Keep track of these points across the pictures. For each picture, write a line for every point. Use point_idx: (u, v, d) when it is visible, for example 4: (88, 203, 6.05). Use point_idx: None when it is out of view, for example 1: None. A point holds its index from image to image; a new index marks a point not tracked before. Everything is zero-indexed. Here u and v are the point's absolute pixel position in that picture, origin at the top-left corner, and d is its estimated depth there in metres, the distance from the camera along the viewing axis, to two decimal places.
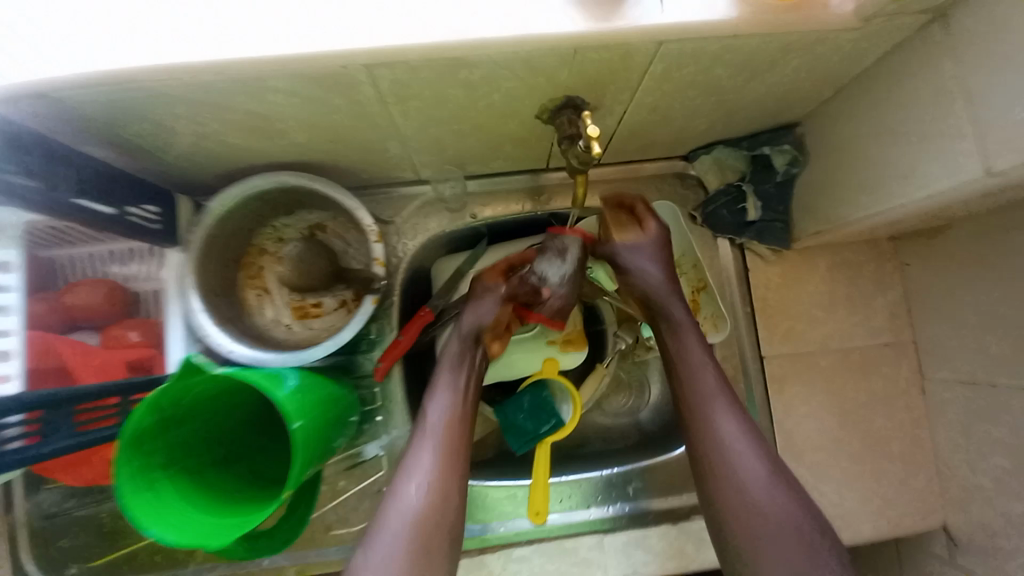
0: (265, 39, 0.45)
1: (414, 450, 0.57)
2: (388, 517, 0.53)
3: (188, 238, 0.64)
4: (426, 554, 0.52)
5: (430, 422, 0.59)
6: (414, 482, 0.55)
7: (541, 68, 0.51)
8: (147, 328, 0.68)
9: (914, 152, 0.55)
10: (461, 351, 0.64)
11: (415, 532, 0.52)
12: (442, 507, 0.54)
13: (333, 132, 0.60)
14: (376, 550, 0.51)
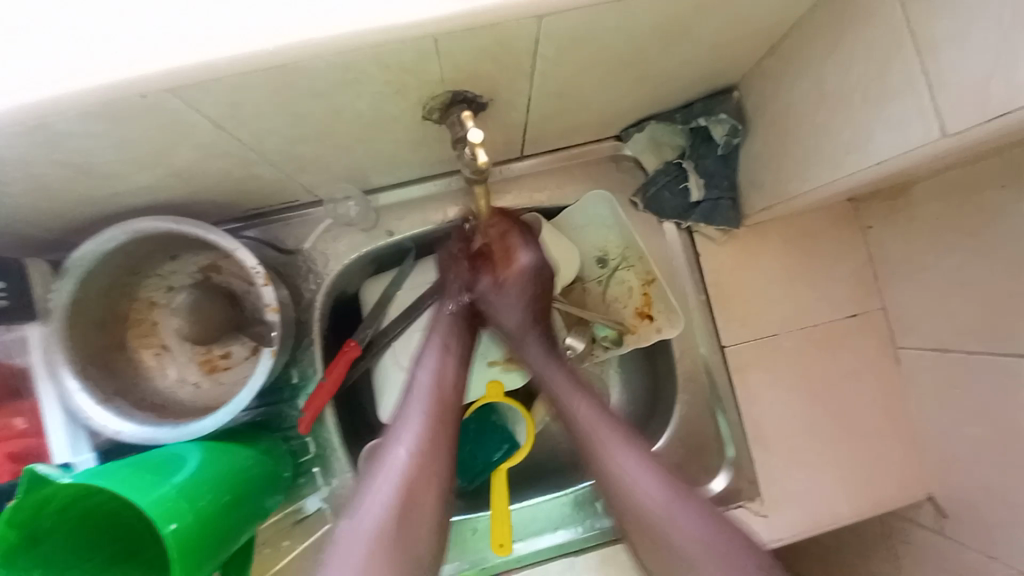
0: (58, 76, 0.37)
1: (407, 410, 0.60)
2: (378, 477, 0.56)
3: (49, 307, 0.55)
4: (408, 515, 0.54)
5: (420, 382, 0.62)
6: (403, 443, 0.58)
7: (405, 65, 0.43)
8: (34, 413, 0.57)
9: (863, 112, 0.48)
10: (456, 319, 0.68)
11: (403, 489, 0.55)
12: (428, 468, 0.57)
13: (185, 166, 0.51)
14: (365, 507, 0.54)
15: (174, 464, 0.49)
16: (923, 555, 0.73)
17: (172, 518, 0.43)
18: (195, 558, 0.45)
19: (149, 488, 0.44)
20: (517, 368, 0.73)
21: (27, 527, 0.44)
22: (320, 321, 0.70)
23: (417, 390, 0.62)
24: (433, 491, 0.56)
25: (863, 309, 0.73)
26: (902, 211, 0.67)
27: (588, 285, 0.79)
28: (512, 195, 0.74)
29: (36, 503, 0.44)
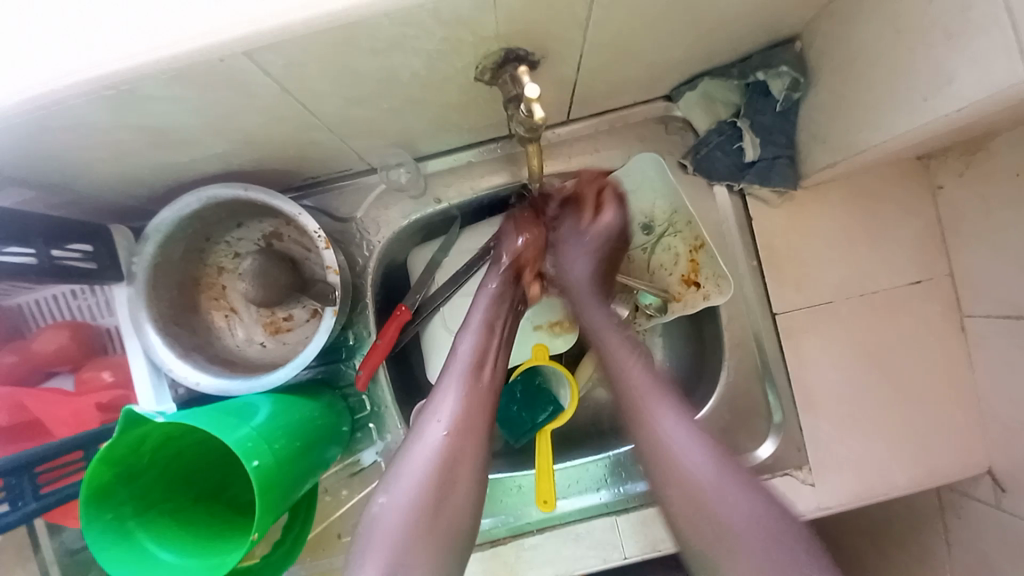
0: (143, 40, 0.39)
1: (445, 383, 0.59)
2: (412, 450, 0.55)
3: (133, 269, 0.60)
4: (440, 488, 0.53)
5: (459, 354, 0.61)
6: (438, 420, 0.56)
7: (462, 20, 0.43)
8: (120, 366, 0.64)
9: (940, 54, 0.45)
10: (499, 292, 0.66)
11: (436, 465, 0.53)
12: (466, 446, 0.55)
13: (252, 133, 0.54)
14: (399, 479, 0.53)
15: (251, 412, 0.53)
16: (980, 530, 0.71)
17: (254, 456, 0.47)
18: (276, 495, 0.49)
19: (232, 429, 0.48)
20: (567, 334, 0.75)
21: (128, 461, 0.49)
22: (374, 286, 0.73)
23: (458, 363, 0.60)
24: (470, 469, 0.55)
25: (927, 276, 0.69)
26: (975, 169, 0.63)
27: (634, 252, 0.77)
28: (559, 161, 0.73)
29: (131, 442, 0.48)
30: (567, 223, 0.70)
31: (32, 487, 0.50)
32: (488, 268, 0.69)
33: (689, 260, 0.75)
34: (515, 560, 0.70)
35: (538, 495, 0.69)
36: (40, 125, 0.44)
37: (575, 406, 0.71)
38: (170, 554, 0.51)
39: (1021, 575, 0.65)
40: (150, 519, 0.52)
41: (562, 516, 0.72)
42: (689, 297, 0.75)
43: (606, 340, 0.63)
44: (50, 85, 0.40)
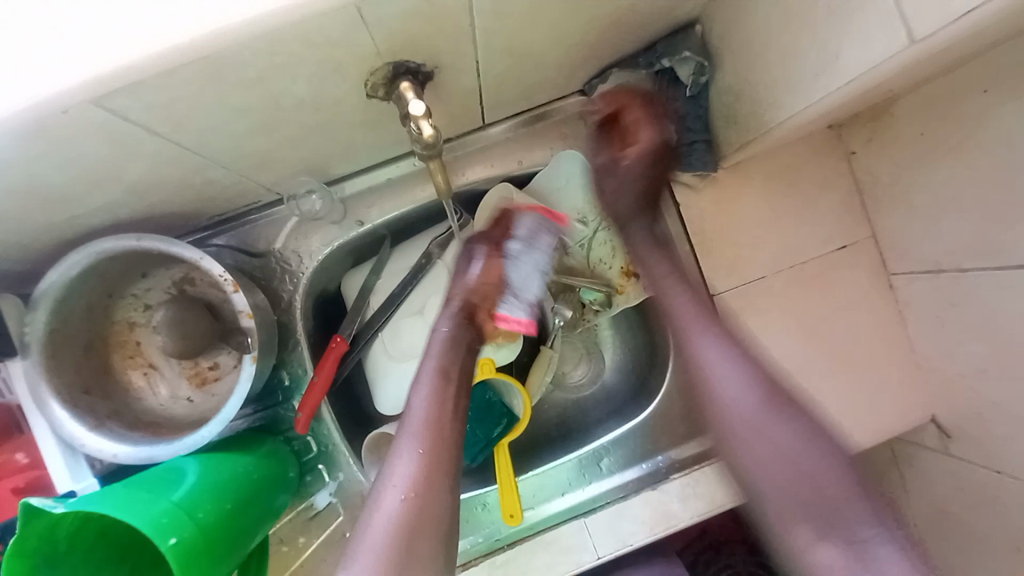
0: None
1: (399, 446, 0.55)
2: (371, 524, 0.52)
3: (25, 341, 0.55)
4: (401, 567, 0.49)
5: (413, 411, 0.57)
6: (395, 488, 0.53)
7: (336, 40, 0.40)
8: (30, 447, 0.57)
9: (828, 29, 0.45)
10: (451, 334, 0.62)
11: (395, 541, 0.50)
12: (425, 516, 0.52)
13: (136, 181, 0.49)
14: (360, 557, 0.50)
15: (173, 481, 0.49)
16: (935, 474, 0.74)
17: (171, 532, 0.44)
18: (203, 569, 0.45)
19: (146, 506, 0.44)
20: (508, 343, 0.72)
21: (34, 559, 0.44)
22: (304, 321, 0.69)
23: (412, 423, 0.56)
24: (431, 537, 0.51)
25: (852, 241, 0.71)
26: (885, 133, 0.65)
27: (571, 251, 0.75)
28: (481, 167, 0.71)
29: (41, 533, 0.44)
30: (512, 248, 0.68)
31: None
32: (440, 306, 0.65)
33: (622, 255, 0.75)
34: None
35: (505, 510, 0.68)
36: None
37: (528, 416, 0.69)
38: None
39: (974, 513, 0.69)
40: None
41: (531, 527, 0.71)
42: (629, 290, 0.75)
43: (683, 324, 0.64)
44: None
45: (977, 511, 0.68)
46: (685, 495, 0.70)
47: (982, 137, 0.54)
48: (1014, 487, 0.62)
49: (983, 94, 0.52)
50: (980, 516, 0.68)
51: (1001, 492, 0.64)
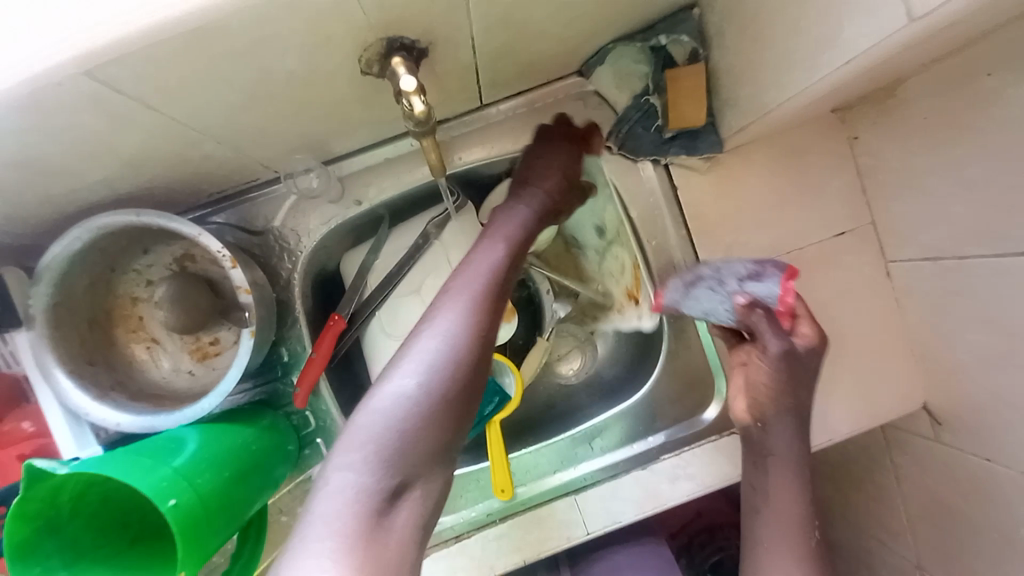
0: None
1: (449, 297, 0.53)
2: (404, 365, 0.48)
3: (30, 312, 0.56)
4: (424, 418, 0.46)
5: (473, 267, 0.56)
6: (434, 336, 0.50)
7: (329, 12, 0.40)
8: (36, 416, 0.61)
9: (829, 4, 0.44)
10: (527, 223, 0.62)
11: (428, 385, 0.47)
12: (462, 373, 0.49)
13: (133, 154, 0.50)
14: (385, 393, 0.47)
15: (174, 449, 0.51)
16: (930, 459, 0.74)
17: (170, 495, 0.45)
18: (202, 532, 0.47)
19: (146, 472, 0.46)
20: (504, 324, 0.73)
21: (40, 519, 0.47)
22: (302, 298, 0.70)
23: (466, 281, 0.55)
24: (463, 398, 0.48)
25: (852, 226, 0.71)
26: (887, 117, 0.64)
27: (588, 251, 0.84)
28: (478, 148, 0.71)
29: (45, 495, 0.46)
30: (774, 338, 0.58)
31: None
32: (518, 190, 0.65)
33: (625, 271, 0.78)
34: (481, 552, 0.71)
35: (494, 485, 0.71)
36: None
37: (520, 395, 0.70)
38: None
39: (967, 497, 0.69)
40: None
41: (524, 503, 0.73)
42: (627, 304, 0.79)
43: (771, 437, 0.63)
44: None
45: (969, 495, 0.69)
46: (674, 475, 0.71)
47: (985, 119, 0.53)
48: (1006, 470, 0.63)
49: (988, 78, 0.51)
50: (971, 499, 0.69)
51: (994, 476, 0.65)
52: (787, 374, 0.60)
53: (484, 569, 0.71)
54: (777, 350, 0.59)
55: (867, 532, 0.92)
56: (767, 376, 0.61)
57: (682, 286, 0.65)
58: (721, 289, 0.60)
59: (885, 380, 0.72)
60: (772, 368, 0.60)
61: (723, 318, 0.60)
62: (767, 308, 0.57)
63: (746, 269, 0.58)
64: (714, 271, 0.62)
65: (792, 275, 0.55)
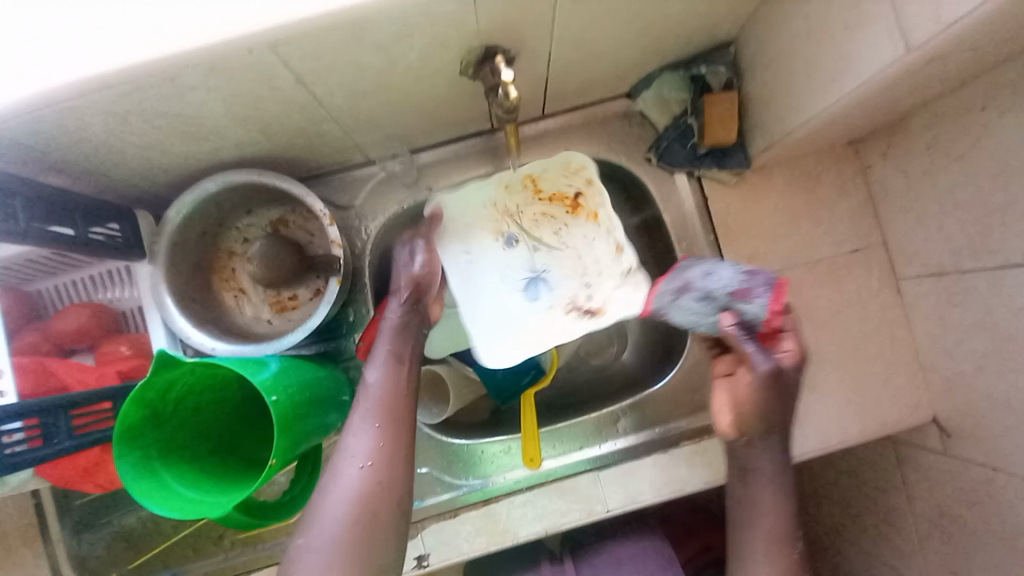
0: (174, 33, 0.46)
1: (356, 419, 0.57)
2: (330, 499, 0.53)
3: (155, 249, 0.67)
4: (362, 528, 0.52)
5: (371, 387, 0.59)
6: (357, 461, 0.54)
7: (450, 19, 0.52)
8: (134, 342, 0.70)
9: (842, 43, 0.55)
10: (405, 324, 0.64)
11: (358, 512, 0.52)
12: (383, 482, 0.54)
13: (265, 122, 0.61)
14: (319, 527, 0.51)
15: (264, 365, 0.59)
16: (938, 472, 0.78)
17: (273, 392, 0.55)
18: (286, 432, 0.55)
19: (251, 372, 0.55)
20: None
21: (153, 408, 0.53)
22: (370, 267, 0.80)
23: (366, 397, 0.59)
24: (395, 506, 0.54)
25: (864, 244, 0.79)
26: (895, 149, 0.73)
27: None
28: (535, 152, 0.83)
29: (161, 386, 0.53)
30: (762, 355, 0.54)
31: (67, 427, 0.54)
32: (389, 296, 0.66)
33: (543, 199, 0.79)
34: (505, 516, 0.76)
35: (523, 454, 0.77)
36: (84, 108, 0.50)
37: (553, 369, 0.81)
38: (191, 489, 0.54)
39: (974, 508, 0.72)
40: (164, 473, 0.54)
41: (549, 474, 0.78)
42: (614, 229, 0.76)
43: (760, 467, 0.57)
44: (86, 73, 0.46)
45: (974, 505, 0.72)
46: (692, 460, 0.76)
47: (981, 148, 0.61)
48: (1009, 477, 0.66)
49: (981, 111, 0.60)
50: (977, 510, 0.72)
51: (999, 483, 0.68)
52: (769, 397, 0.54)
53: (507, 533, 0.75)
54: (765, 369, 0.54)
55: (876, 557, 0.93)
56: (750, 394, 0.55)
57: (673, 290, 0.66)
58: (711, 303, 0.61)
59: (895, 389, 0.77)
60: (754, 388, 0.55)
61: (709, 329, 0.62)
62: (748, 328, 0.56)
63: (734, 280, 0.60)
64: (705, 282, 0.63)
65: (779, 292, 0.56)
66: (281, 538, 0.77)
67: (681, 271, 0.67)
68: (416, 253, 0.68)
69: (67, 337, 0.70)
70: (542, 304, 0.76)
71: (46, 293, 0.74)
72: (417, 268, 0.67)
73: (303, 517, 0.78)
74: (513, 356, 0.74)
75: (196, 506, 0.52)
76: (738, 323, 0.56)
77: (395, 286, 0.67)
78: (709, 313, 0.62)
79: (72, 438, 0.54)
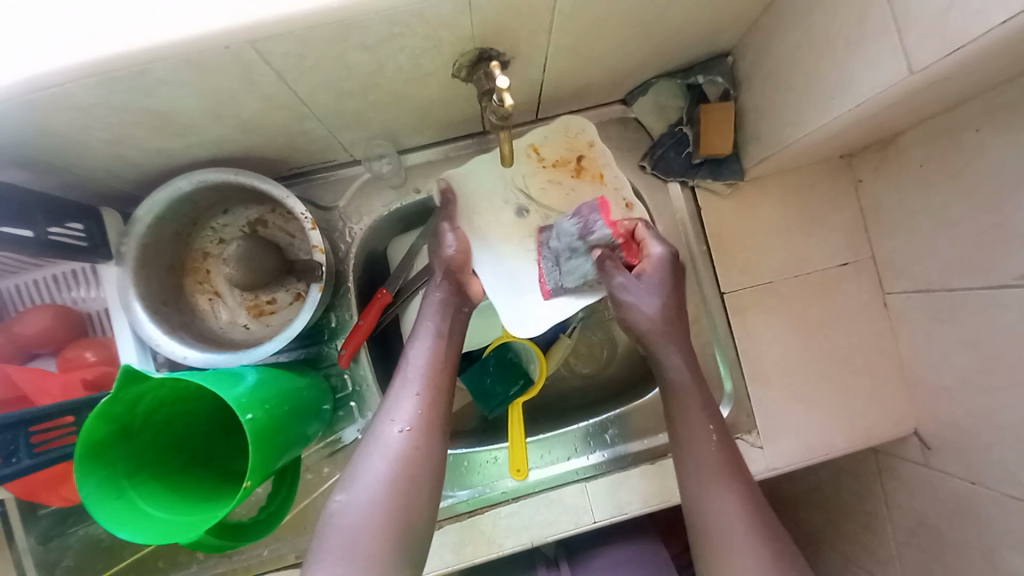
0: (143, 28, 0.42)
1: (399, 390, 0.62)
2: (373, 456, 0.57)
3: (122, 250, 0.63)
4: (401, 483, 0.56)
5: (415, 364, 0.64)
6: (398, 424, 0.59)
7: (443, 21, 0.49)
8: (102, 347, 0.67)
9: (842, 61, 0.54)
10: (444, 299, 0.69)
11: (399, 469, 0.56)
12: (422, 448, 0.58)
13: (243, 120, 0.58)
14: (360, 484, 0.55)
15: (240, 377, 0.56)
16: (917, 484, 0.79)
17: (249, 409, 0.52)
18: (261, 450, 0.52)
19: (224, 388, 0.52)
20: None
21: (118, 425, 0.50)
22: (355, 271, 0.77)
23: (410, 372, 0.63)
24: (431, 467, 0.58)
25: (854, 258, 0.79)
26: (887, 164, 0.73)
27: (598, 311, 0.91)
28: None
29: (127, 403, 0.50)
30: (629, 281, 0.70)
31: (26, 444, 0.50)
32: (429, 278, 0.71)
33: (547, 163, 0.74)
34: (491, 527, 0.75)
35: (511, 464, 0.76)
36: (44, 103, 0.46)
37: (543, 377, 0.78)
38: (161, 509, 0.51)
39: (951, 520, 0.74)
40: (130, 493, 0.51)
41: (537, 485, 0.77)
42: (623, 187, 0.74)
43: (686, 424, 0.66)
44: (44, 66, 0.42)
45: (952, 518, 0.74)
46: None
47: (974, 170, 0.61)
48: (987, 492, 0.68)
49: (976, 132, 0.60)
50: (954, 522, 0.74)
51: (976, 498, 0.69)
52: (660, 317, 0.70)
53: (493, 544, 0.75)
54: (646, 304, 0.69)
55: (854, 561, 0.94)
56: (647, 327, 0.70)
57: (553, 264, 0.71)
58: (577, 251, 0.69)
59: (879, 403, 0.78)
60: (646, 319, 0.69)
61: (587, 273, 0.71)
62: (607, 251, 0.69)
63: (576, 226, 0.68)
64: (563, 241, 0.69)
65: (604, 207, 0.66)
66: (258, 549, 0.75)
67: (545, 248, 0.72)
68: (452, 233, 0.70)
69: (31, 341, 0.67)
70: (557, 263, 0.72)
71: (7, 293, 0.70)
72: (452, 249, 0.70)
73: (283, 527, 0.75)
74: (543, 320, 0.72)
75: (165, 530, 0.49)
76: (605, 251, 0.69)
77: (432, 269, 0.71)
78: (583, 260, 0.70)
79: (33, 455, 0.50)
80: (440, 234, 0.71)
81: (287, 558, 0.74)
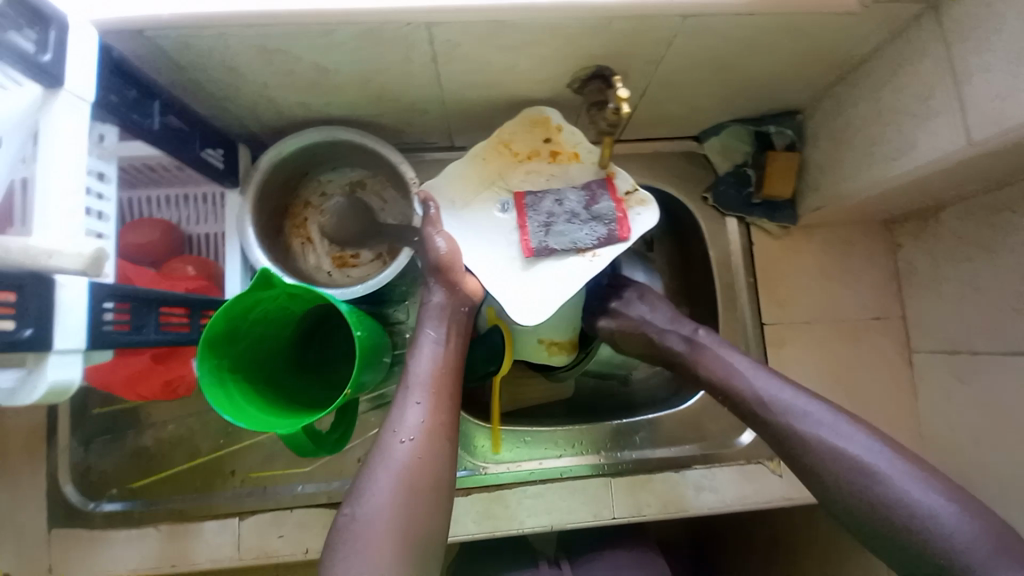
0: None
1: (400, 400, 0.61)
2: (378, 468, 0.56)
3: (247, 181, 0.71)
4: (409, 496, 0.55)
5: (417, 372, 0.63)
6: (400, 435, 0.58)
7: (580, 36, 0.58)
8: (199, 264, 0.73)
9: (906, 128, 0.63)
10: (449, 301, 0.69)
11: (405, 481, 0.55)
12: (427, 458, 0.57)
13: (382, 90, 0.67)
14: (366, 496, 0.54)
15: None
16: None
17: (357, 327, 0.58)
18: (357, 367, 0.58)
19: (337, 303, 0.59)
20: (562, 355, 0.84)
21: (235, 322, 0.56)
22: None
23: (412, 381, 0.62)
24: (438, 475, 0.57)
25: (885, 314, 0.85)
26: (926, 234, 0.81)
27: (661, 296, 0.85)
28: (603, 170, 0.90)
29: (248, 302, 0.55)
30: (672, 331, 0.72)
31: (154, 320, 0.56)
32: (428, 282, 0.71)
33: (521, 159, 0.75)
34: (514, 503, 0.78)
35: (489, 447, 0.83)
36: (238, 40, 0.54)
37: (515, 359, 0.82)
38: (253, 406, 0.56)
39: None
40: (229, 387, 0.56)
41: (563, 472, 0.81)
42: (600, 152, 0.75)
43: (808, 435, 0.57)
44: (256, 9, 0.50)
45: None
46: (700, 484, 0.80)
47: (1007, 246, 0.69)
48: None
49: (1013, 213, 0.68)
50: None
51: None
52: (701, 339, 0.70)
53: (513, 519, 0.78)
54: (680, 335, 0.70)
55: None
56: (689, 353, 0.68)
57: (541, 226, 0.72)
58: (577, 218, 0.72)
59: None
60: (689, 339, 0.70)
61: (585, 240, 0.72)
62: (613, 221, 0.72)
63: (583, 196, 0.73)
64: (563, 207, 0.73)
65: (613, 189, 0.73)
66: (293, 484, 0.78)
67: (534, 211, 0.73)
68: (439, 234, 0.69)
69: (134, 249, 0.72)
70: (549, 246, 0.72)
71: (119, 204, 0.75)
72: (442, 247, 0.68)
73: (320, 468, 0.79)
74: (547, 303, 0.71)
75: (262, 422, 0.54)
76: (608, 227, 0.72)
77: (427, 271, 0.70)
78: (586, 227, 0.72)
79: (157, 332, 0.56)
80: (426, 238, 0.69)
81: (319, 497, 0.77)
